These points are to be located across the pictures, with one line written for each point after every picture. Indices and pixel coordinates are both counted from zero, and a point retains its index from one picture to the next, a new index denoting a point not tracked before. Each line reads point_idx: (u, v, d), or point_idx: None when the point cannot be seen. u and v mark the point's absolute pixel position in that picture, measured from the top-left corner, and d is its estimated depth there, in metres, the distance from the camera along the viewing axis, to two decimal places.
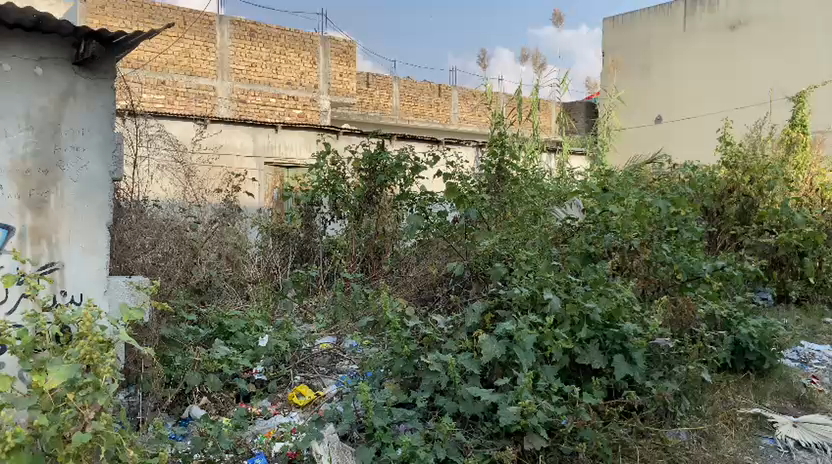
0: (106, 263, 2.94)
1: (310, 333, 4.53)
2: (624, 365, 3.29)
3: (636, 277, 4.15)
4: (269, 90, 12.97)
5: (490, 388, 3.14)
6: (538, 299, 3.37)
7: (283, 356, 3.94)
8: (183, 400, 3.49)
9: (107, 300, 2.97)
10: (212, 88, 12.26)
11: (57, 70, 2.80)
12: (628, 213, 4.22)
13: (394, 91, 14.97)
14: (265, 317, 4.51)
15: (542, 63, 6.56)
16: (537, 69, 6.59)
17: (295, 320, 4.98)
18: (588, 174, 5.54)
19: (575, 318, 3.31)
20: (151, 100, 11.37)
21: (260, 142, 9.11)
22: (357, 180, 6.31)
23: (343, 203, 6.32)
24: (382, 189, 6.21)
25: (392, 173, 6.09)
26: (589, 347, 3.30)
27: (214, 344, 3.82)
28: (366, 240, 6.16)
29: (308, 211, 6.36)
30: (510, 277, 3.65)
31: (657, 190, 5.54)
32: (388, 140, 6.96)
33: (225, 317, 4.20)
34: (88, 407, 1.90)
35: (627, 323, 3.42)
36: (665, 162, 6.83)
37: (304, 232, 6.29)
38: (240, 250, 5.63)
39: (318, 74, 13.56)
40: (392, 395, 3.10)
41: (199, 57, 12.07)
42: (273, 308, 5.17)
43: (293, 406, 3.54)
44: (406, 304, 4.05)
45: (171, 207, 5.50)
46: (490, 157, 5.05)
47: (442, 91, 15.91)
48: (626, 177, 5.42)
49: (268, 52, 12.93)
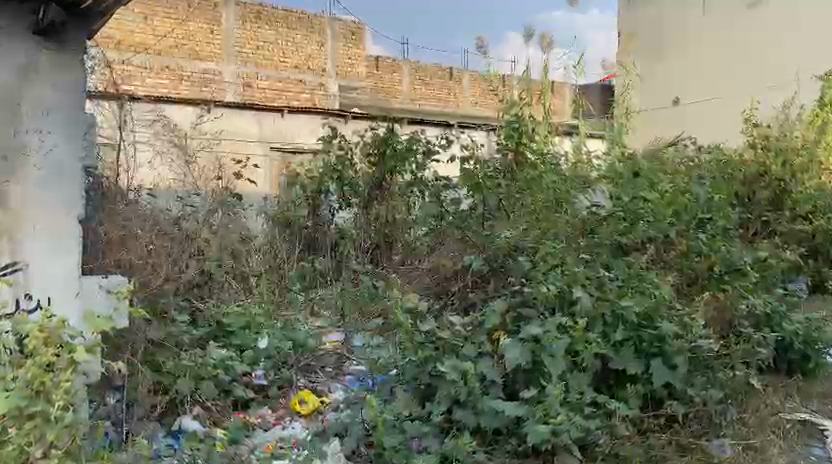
0: (77, 261, 2.43)
1: (315, 331, 4.21)
2: (663, 370, 2.97)
3: (670, 270, 3.81)
4: (276, 74, 12.59)
5: (514, 398, 2.82)
6: (566, 296, 3.05)
7: (285, 358, 3.63)
8: (174, 408, 3.11)
9: (79, 306, 2.43)
10: (218, 72, 11.89)
11: (15, 41, 2.33)
12: (651, 203, 4.01)
13: (405, 75, 14.50)
14: (268, 314, 4.20)
15: (551, 42, 6.11)
16: (546, 48, 6.14)
17: (300, 316, 4.67)
18: (613, 155, 5.09)
19: (607, 318, 3.03)
20: (155, 85, 11.07)
21: (266, 127, 8.76)
22: (366, 166, 6.03)
23: (351, 191, 5.98)
24: (392, 176, 5.94)
25: (403, 158, 5.91)
26: (623, 350, 2.98)
27: (210, 346, 3.48)
28: (376, 230, 5.82)
29: (315, 200, 6.01)
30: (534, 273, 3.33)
31: (688, 172, 5.14)
32: (398, 123, 6.62)
33: (225, 314, 3.89)
34: (33, 445, 1.70)
35: (666, 323, 3.06)
36: (686, 145, 6.44)
37: (311, 221, 5.92)
38: (243, 241, 5.25)
39: (326, 57, 13.22)
40: (404, 407, 2.78)
41: (203, 41, 11.73)
42: (278, 303, 4.84)
43: (296, 415, 3.22)
44: (419, 300, 3.72)
45: (168, 197, 5.19)
46: (506, 141, 4.98)
47: (453, 76, 15.23)
48: (652, 159, 5.04)
49: (275, 34, 12.57)
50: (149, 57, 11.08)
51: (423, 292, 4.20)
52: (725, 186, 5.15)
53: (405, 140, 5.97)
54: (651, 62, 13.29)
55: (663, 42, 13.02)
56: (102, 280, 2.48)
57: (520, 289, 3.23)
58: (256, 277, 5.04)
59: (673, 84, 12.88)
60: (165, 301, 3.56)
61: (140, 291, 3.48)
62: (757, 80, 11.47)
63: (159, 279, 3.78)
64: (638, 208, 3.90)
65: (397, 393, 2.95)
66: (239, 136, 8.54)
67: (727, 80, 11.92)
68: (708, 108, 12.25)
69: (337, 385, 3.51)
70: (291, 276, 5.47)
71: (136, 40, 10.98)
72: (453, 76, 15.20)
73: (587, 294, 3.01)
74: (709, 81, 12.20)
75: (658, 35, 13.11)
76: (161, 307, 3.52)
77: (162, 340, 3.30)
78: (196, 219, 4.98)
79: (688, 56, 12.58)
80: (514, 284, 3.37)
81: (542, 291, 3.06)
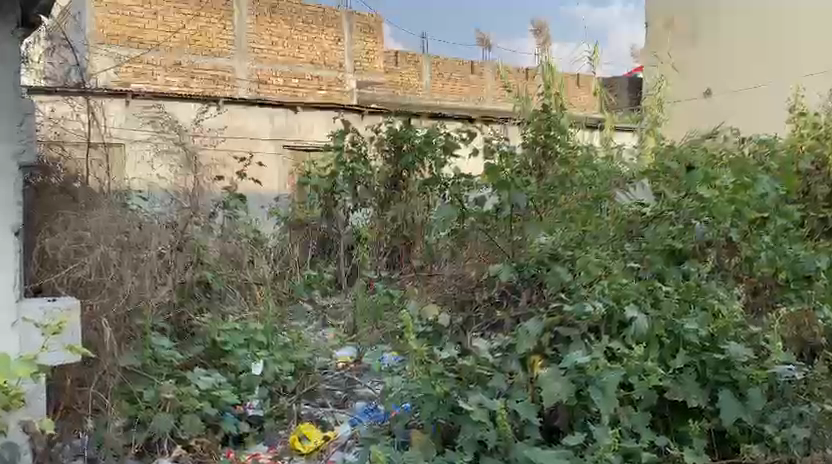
0: (13, 280, 2.16)
1: (325, 348, 3.81)
2: (734, 405, 2.46)
3: (729, 278, 3.30)
4: (291, 70, 12.14)
5: (554, 441, 2.36)
6: (618, 316, 2.58)
7: (285, 385, 3.17)
8: (151, 449, 2.70)
9: (16, 334, 2.17)
10: (231, 69, 11.54)
11: None
12: (723, 193, 3.36)
13: (425, 71, 13.97)
14: (271, 329, 3.76)
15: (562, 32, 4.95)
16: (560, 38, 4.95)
17: (307, 331, 4.26)
18: (654, 149, 4.55)
19: (663, 341, 2.58)
20: (166, 82, 10.81)
21: (278, 123, 8.53)
22: (381, 163, 5.62)
23: (365, 190, 5.58)
24: (409, 173, 5.46)
25: (421, 152, 5.39)
26: (685, 380, 2.50)
27: (195, 373, 3.02)
28: (393, 232, 5.33)
29: (328, 201, 5.65)
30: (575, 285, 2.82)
31: (741, 161, 4.56)
32: (417, 117, 6.13)
33: (221, 330, 3.46)
34: None
35: (737, 345, 2.55)
36: (731, 136, 5.84)
37: (325, 223, 5.63)
38: (246, 247, 4.81)
39: (343, 53, 12.72)
40: (420, 451, 2.30)
41: (215, 36, 11.40)
42: (280, 316, 4.35)
43: (295, 454, 2.75)
44: (439, 314, 3.26)
45: (164, 198, 4.76)
46: (533, 133, 4.12)
47: (475, 69, 14.53)
48: (699, 151, 4.48)
49: (291, 29, 12.15)
50: (159, 54, 10.82)
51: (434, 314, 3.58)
52: (792, 170, 4.44)
53: (425, 132, 5.48)
54: (683, 50, 12.60)
55: (699, 31, 12.33)
56: (42, 307, 2.22)
57: (558, 304, 2.73)
58: (261, 287, 4.62)
59: (709, 73, 12.22)
60: (140, 318, 3.06)
61: (113, 307, 2.91)
62: (805, 66, 10.91)
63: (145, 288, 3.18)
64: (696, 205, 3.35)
65: (412, 433, 2.48)
66: (251, 133, 8.33)
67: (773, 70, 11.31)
68: (752, 98, 11.56)
69: (344, 415, 3.08)
70: (295, 287, 4.95)
71: (146, 37, 10.70)
72: (475, 68, 14.45)
73: (642, 314, 2.53)
74: (753, 69, 11.58)
75: (691, 22, 12.42)
76: (141, 327, 3.03)
77: (138, 368, 2.86)
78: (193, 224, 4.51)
79: (726, 43, 11.93)
80: (550, 296, 2.87)
81: (588, 309, 2.55)
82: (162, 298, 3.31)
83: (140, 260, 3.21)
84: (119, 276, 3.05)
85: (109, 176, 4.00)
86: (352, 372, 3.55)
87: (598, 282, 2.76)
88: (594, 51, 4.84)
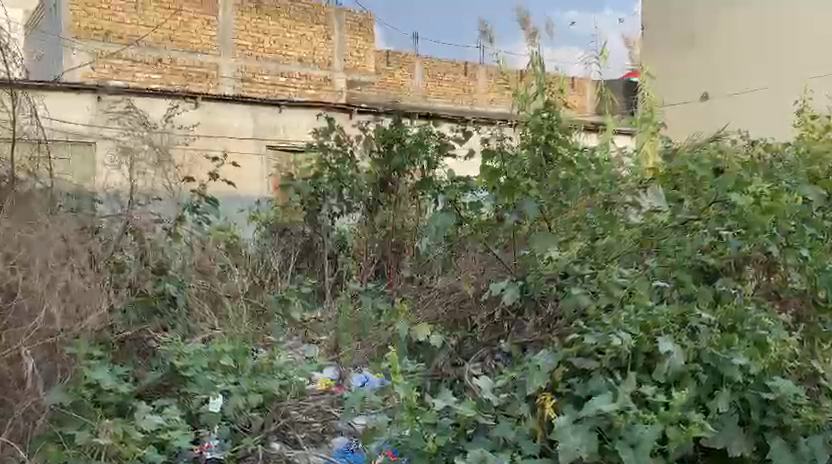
0: None
1: (304, 366, 3.42)
2: (786, 454, 2.10)
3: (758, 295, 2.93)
4: (279, 68, 11.65)
5: None
6: (653, 349, 2.18)
7: (249, 422, 2.81)
8: None
9: None
10: (215, 66, 11.07)
11: None
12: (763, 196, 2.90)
13: (417, 70, 13.61)
14: (243, 347, 3.35)
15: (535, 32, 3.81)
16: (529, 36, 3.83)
17: (287, 348, 3.86)
18: (667, 151, 4.15)
19: (699, 377, 2.17)
20: (146, 79, 10.36)
21: (261, 122, 8.20)
22: (369, 164, 5.09)
23: (352, 194, 5.16)
24: (400, 176, 4.94)
25: (412, 153, 4.83)
26: (726, 423, 2.12)
27: (141, 409, 2.55)
28: (383, 237, 4.90)
29: (312, 204, 5.25)
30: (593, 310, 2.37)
31: (760, 162, 4.18)
32: (408, 117, 5.72)
33: (183, 354, 3.07)
34: None
35: (785, 380, 2.18)
36: (741, 138, 5.47)
37: (309, 228, 5.31)
38: (216, 254, 4.38)
39: (331, 50, 12.22)
40: None
41: (198, 32, 10.94)
42: (254, 332, 3.92)
43: None
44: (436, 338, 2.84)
45: (125, 200, 4.31)
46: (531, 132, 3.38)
47: (468, 70, 14.13)
48: (712, 154, 4.11)
49: (278, 25, 11.67)
50: (140, 49, 10.35)
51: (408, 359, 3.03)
52: (824, 173, 4.01)
53: (416, 131, 4.93)
54: (681, 55, 12.35)
55: (695, 33, 12.10)
56: None
57: (573, 333, 2.30)
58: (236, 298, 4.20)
59: (707, 77, 11.97)
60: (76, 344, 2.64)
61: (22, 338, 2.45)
62: (806, 61, 10.57)
63: (69, 315, 2.67)
64: (720, 214, 2.97)
65: None
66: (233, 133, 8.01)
67: (773, 69, 11.01)
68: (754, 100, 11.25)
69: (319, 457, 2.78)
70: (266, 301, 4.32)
71: (125, 31, 10.27)
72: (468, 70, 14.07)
73: (677, 347, 2.14)
74: (753, 69, 11.27)
75: (686, 28, 12.26)
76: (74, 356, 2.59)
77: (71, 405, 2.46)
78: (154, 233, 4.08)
79: (721, 44, 11.75)
80: (565, 323, 2.44)
81: (614, 341, 2.10)
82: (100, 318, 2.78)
83: (55, 279, 2.66)
84: (32, 300, 2.57)
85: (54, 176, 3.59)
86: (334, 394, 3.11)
87: (621, 306, 2.35)
88: (599, 52, 4.23)
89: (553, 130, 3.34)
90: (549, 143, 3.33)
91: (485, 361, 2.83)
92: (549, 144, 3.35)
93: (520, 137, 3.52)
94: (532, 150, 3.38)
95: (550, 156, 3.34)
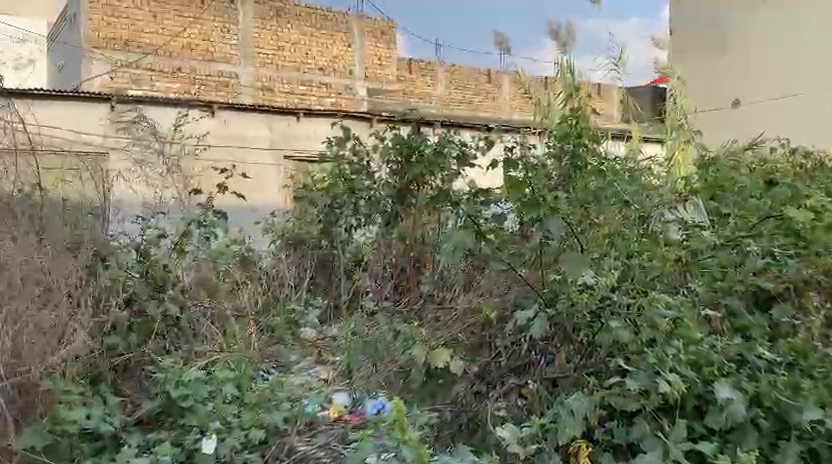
0: None
1: (312, 387, 3.16)
2: None
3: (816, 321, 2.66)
4: (298, 77, 11.48)
5: None
6: (706, 394, 2.12)
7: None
8: None
9: None
10: (234, 75, 10.90)
11: None
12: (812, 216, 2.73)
13: (439, 78, 13.40)
14: (250, 374, 3.14)
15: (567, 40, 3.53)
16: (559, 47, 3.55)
17: (297, 368, 3.58)
18: (701, 159, 3.84)
19: (760, 423, 2.07)
20: (164, 88, 10.25)
21: (278, 131, 8.06)
22: (386, 174, 4.88)
23: (369, 205, 4.86)
24: (419, 186, 4.67)
25: (430, 164, 4.58)
26: None
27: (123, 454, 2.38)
28: (400, 249, 4.66)
29: (329, 216, 4.94)
30: (635, 350, 2.25)
31: (808, 173, 3.87)
32: (427, 125, 5.47)
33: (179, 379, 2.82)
34: None
35: None
36: (784, 145, 5.13)
37: (326, 240, 4.93)
38: (225, 272, 4.12)
39: (352, 58, 12.04)
40: None
41: (218, 41, 10.81)
42: (260, 351, 3.63)
43: None
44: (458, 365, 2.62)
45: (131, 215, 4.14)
46: (558, 140, 3.12)
47: (491, 78, 13.87)
48: (754, 164, 3.82)
49: (298, 33, 11.50)
50: (159, 59, 10.25)
51: (424, 396, 2.69)
52: None
53: (435, 141, 4.70)
54: (709, 56, 11.61)
55: (725, 36, 11.38)
56: None
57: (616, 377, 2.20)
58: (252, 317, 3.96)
59: (739, 82, 11.25)
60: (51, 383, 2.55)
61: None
62: None
63: (34, 353, 2.60)
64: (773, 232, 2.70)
65: None
66: (249, 142, 7.89)
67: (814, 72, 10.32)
68: (793, 106, 10.56)
69: None
70: (274, 324, 3.90)
71: (144, 41, 10.18)
72: (492, 77, 13.77)
73: (736, 393, 2.04)
74: (785, 76, 10.65)
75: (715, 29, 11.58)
76: (52, 392, 2.54)
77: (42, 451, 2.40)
78: (155, 253, 3.89)
79: (755, 47, 11.04)
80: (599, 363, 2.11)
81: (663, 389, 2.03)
82: (74, 352, 2.68)
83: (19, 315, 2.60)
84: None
85: (44, 192, 3.46)
86: (346, 423, 2.78)
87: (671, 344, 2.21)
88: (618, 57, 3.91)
89: (581, 137, 3.10)
90: (578, 151, 3.10)
91: (509, 398, 2.59)
92: (576, 151, 3.13)
93: (547, 145, 3.25)
94: (558, 161, 3.15)
95: (578, 166, 3.09)
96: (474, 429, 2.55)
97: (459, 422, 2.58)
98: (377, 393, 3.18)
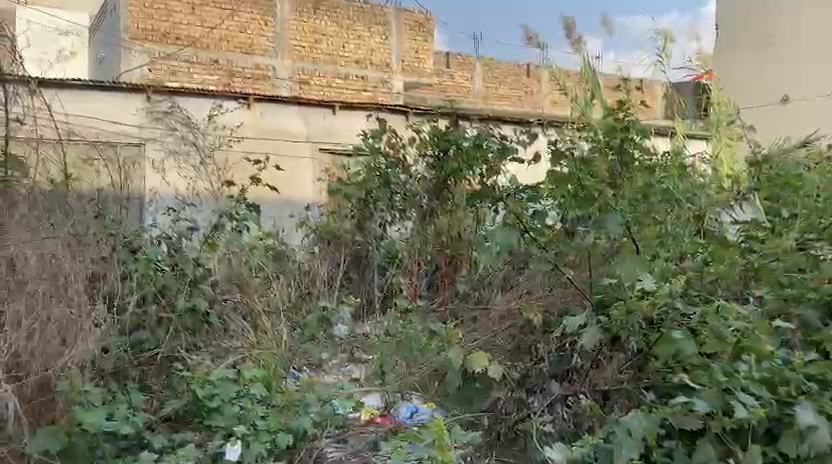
0: None
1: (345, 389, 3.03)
2: None
3: None
4: (336, 70, 11.36)
5: None
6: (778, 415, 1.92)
7: None
8: None
9: None
10: (271, 68, 10.83)
11: None
12: None
13: (478, 73, 13.20)
14: (281, 374, 3.01)
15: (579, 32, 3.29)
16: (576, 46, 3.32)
17: (330, 369, 3.54)
18: (752, 155, 3.62)
19: None
20: (202, 81, 10.25)
21: (314, 124, 7.97)
22: (422, 169, 4.66)
23: (405, 200, 4.71)
24: (455, 181, 4.49)
25: (468, 158, 4.31)
26: None
27: None
28: (436, 246, 4.49)
29: (363, 212, 4.84)
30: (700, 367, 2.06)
31: None
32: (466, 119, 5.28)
33: (207, 378, 2.68)
34: None
35: None
36: None
37: (359, 236, 4.82)
38: (258, 264, 3.93)
39: (389, 51, 11.85)
40: None
41: (255, 33, 10.74)
42: (291, 347, 3.51)
43: None
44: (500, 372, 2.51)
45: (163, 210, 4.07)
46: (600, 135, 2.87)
47: (531, 72, 13.60)
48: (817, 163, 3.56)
49: (335, 26, 11.39)
50: (196, 51, 10.26)
51: (462, 401, 2.58)
52: None
53: (473, 135, 4.44)
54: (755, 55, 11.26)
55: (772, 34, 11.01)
56: None
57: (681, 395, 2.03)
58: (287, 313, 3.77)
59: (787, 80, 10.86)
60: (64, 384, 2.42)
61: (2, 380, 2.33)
62: None
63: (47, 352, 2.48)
64: None
65: None
66: (285, 135, 7.83)
67: None
68: None
69: None
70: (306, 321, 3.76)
71: (183, 32, 10.20)
72: (531, 71, 13.50)
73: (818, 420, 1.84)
74: None
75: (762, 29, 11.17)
76: (69, 392, 2.41)
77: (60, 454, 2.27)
78: (186, 247, 3.79)
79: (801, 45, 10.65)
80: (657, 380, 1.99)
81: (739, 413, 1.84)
82: (86, 352, 2.60)
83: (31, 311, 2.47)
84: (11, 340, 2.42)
85: (72, 182, 3.36)
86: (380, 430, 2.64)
87: (742, 363, 2.03)
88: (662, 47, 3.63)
89: (628, 131, 2.83)
90: (625, 146, 2.81)
91: (554, 410, 2.42)
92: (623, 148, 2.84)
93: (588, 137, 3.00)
94: (604, 156, 2.88)
95: (626, 162, 2.83)
96: (513, 437, 2.45)
97: (497, 429, 2.49)
98: (411, 394, 3.05)
